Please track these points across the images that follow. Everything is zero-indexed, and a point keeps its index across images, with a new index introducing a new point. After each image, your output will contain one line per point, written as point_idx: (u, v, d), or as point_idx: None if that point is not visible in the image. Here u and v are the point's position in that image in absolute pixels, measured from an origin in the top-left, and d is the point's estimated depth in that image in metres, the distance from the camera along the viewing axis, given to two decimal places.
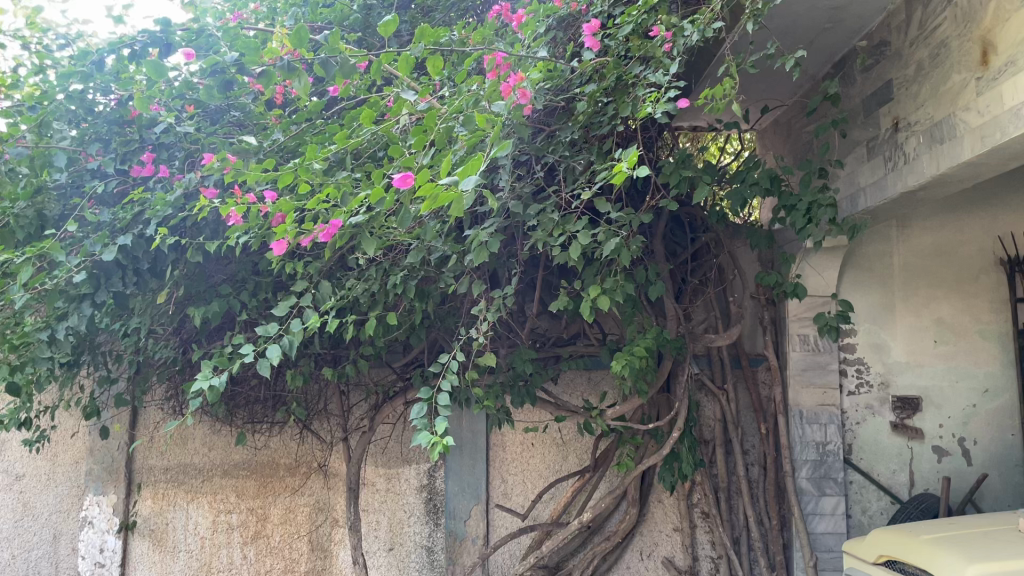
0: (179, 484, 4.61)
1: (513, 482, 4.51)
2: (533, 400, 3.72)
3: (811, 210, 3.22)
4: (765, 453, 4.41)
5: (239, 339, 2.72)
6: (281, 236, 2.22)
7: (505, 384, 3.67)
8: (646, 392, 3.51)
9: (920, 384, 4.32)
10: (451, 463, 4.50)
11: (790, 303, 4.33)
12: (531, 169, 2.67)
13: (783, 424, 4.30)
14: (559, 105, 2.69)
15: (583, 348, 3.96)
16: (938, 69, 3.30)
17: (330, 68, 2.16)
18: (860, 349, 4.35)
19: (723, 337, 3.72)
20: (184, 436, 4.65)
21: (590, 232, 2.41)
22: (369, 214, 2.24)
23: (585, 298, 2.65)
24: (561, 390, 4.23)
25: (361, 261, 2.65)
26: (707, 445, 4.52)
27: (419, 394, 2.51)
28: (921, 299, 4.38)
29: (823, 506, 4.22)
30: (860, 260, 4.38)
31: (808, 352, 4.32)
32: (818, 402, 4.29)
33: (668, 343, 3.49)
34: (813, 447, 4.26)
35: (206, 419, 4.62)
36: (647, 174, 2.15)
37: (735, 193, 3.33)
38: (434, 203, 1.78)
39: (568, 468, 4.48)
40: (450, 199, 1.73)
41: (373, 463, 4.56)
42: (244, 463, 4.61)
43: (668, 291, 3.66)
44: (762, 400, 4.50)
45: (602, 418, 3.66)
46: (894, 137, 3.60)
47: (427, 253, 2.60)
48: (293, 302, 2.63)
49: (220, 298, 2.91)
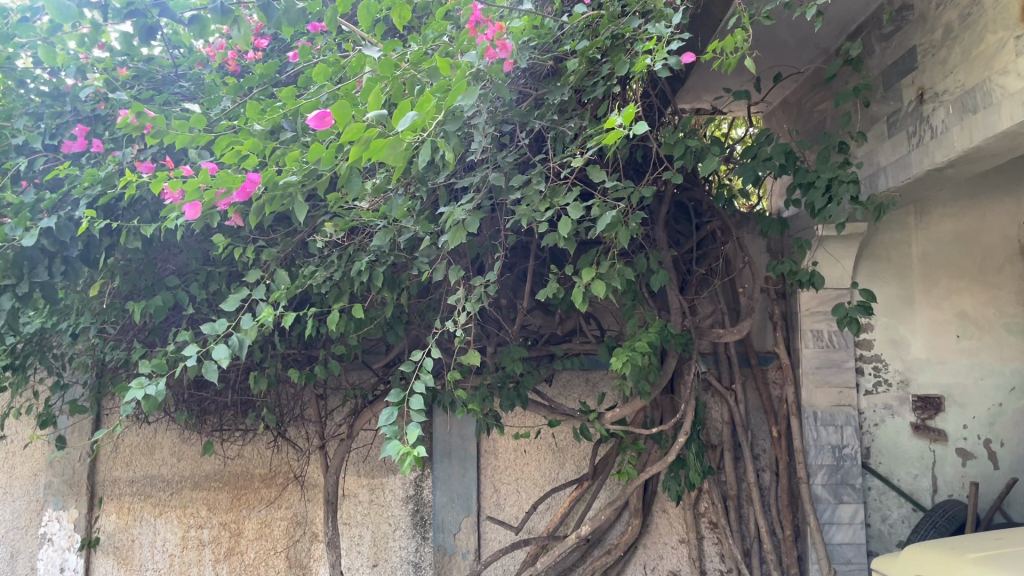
0: (146, 497, 4.28)
1: (506, 492, 4.16)
2: (524, 403, 3.37)
3: (831, 187, 2.87)
4: (777, 459, 4.07)
5: (184, 337, 2.38)
6: (191, 198, 1.92)
7: (493, 385, 3.34)
8: (648, 393, 3.17)
9: (943, 382, 3.98)
10: (439, 473, 4.15)
11: (803, 295, 3.99)
12: (515, 138, 2.34)
13: (796, 426, 3.95)
14: (547, 66, 2.36)
15: (579, 345, 3.61)
16: (968, 31, 2.97)
17: (274, 14, 1.86)
18: (878, 345, 4.01)
19: (731, 331, 3.38)
20: (152, 445, 4.33)
21: (582, 206, 2.07)
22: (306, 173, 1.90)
23: (577, 285, 2.31)
24: (557, 392, 3.90)
25: (321, 245, 2.31)
26: (714, 450, 4.18)
27: (389, 397, 2.13)
28: (942, 290, 4.05)
29: (841, 515, 3.87)
30: (876, 249, 4.04)
31: (822, 349, 3.98)
32: (833, 403, 3.94)
33: (672, 339, 3.14)
34: (829, 451, 3.91)
35: (175, 427, 4.31)
36: (643, 129, 1.86)
37: (746, 170, 2.98)
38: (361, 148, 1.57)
39: (566, 476, 4.13)
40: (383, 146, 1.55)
41: (355, 473, 4.23)
42: (215, 475, 4.27)
43: (671, 281, 3.31)
44: (772, 401, 4.16)
45: (600, 421, 3.32)
46: (918, 110, 3.26)
47: (396, 234, 2.27)
48: (245, 294, 2.27)
49: (167, 290, 2.63)
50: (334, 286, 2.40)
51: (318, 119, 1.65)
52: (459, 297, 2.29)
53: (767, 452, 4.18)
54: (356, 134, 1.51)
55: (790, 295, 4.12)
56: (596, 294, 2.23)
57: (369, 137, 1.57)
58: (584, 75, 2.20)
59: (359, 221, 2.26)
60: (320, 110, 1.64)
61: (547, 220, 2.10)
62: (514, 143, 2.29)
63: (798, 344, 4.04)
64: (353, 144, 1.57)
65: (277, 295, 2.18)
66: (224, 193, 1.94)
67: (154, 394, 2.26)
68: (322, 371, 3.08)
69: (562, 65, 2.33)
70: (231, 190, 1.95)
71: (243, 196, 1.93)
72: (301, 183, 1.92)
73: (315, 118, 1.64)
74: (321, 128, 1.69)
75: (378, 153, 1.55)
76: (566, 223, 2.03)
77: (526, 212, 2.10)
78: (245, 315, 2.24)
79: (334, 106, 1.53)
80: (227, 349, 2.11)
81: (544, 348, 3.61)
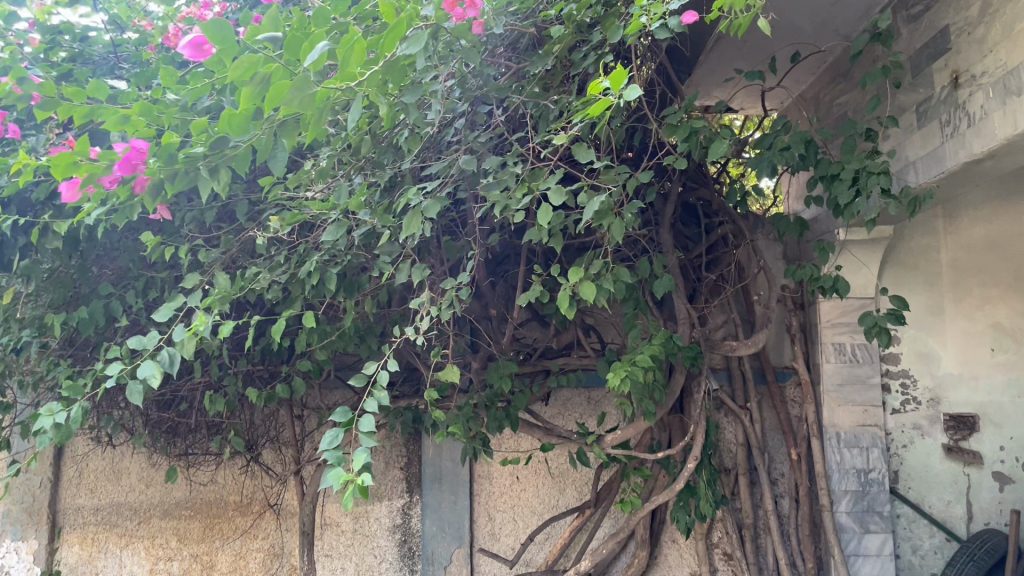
0: (112, 527, 3.95)
1: (501, 521, 3.78)
2: (515, 425, 3.03)
3: (858, 179, 2.52)
4: (796, 484, 3.70)
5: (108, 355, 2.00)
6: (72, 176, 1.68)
7: (480, 405, 3.01)
8: (653, 414, 2.81)
9: (977, 399, 3.61)
10: (428, 499, 3.81)
11: (823, 304, 3.64)
12: (492, 118, 2.01)
13: (817, 448, 3.58)
14: (530, 35, 2.03)
15: (577, 360, 3.27)
16: (1010, 3, 2.63)
17: None
18: (905, 359, 3.65)
19: (744, 345, 3.03)
20: (119, 470, 3.99)
21: (567, 192, 1.73)
22: (218, 148, 1.50)
23: (563, 288, 1.96)
24: (555, 412, 3.57)
25: (265, 241, 1.98)
26: (728, 474, 3.82)
27: (333, 415, 1.82)
28: (975, 300, 3.68)
29: (868, 546, 3.48)
30: (902, 256, 3.69)
31: (844, 364, 3.62)
32: (857, 423, 3.58)
33: (679, 352, 2.79)
34: (854, 475, 3.53)
35: (143, 450, 3.98)
36: (638, 95, 1.50)
37: (760, 162, 2.64)
38: (256, 90, 1.26)
39: (567, 503, 3.75)
40: (289, 85, 1.23)
41: (338, 500, 3.86)
42: (186, 502, 3.93)
43: (679, 288, 2.97)
44: (791, 420, 3.80)
45: (599, 445, 2.97)
46: (952, 96, 2.92)
47: (352, 229, 1.94)
48: (181, 303, 1.93)
49: (102, 299, 2.41)
50: (285, 290, 2.07)
51: (194, 49, 1.39)
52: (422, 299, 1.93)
53: (785, 477, 3.81)
54: (247, 69, 1.20)
55: (809, 306, 3.77)
56: (586, 298, 1.89)
57: (267, 76, 1.25)
58: (570, 41, 1.88)
59: (308, 215, 1.94)
60: (197, 37, 1.39)
61: (525, 210, 1.77)
62: (491, 123, 1.97)
63: (818, 358, 3.67)
64: (248, 83, 1.24)
65: (211, 299, 1.83)
66: (106, 167, 1.58)
67: (63, 422, 2.04)
68: (287, 389, 2.76)
69: (546, 35, 2.02)
70: (112, 164, 1.59)
71: (124, 168, 1.57)
72: (208, 159, 1.52)
73: (191, 47, 1.39)
74: (200, 60, 1.42)
75: (276, 97, 1.22)
76: (547, 211, 1.71)
77: (498, 198, 1.78)
78: (177, 325, 1.88)
79: (209, 27, 1.20)
80: (157, 366, 1.78)
81: (538, 363, 3.27)
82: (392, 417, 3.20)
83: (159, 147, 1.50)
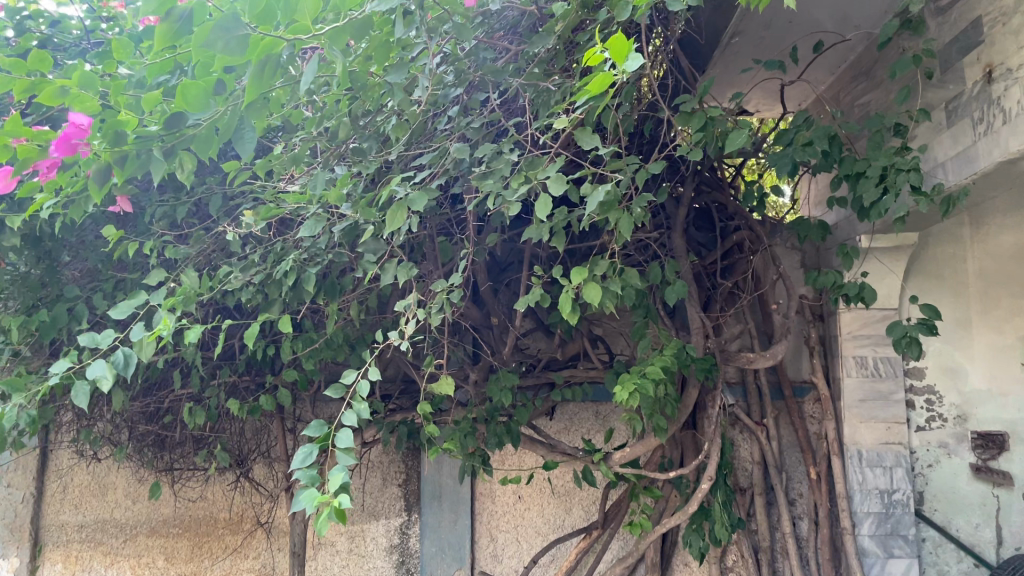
0: (97, 545, 3.75)
1: (503, 542, 3.57)
2: (517, 441, 2.83)
3: (887, 176, 2.33)
4: (815, 505, 3.48)
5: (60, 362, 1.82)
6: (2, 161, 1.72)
7: (479, 420, 2.82)
8: (664, 430, 2.61)
9: (1006, 417, 3.38)
10: (427, 519, 3.61)
11: (844, 315, 3.44)
12: (490, 105, 1.84)
13: (837, 467, 3.37)
14: (532, 14, 1.85)
15: (584, 373, 3.07)
16: None
17: None
18: (929, 374, 3.44)
19: (762, 357, 2.83)
20: (104, 485, 3.80)
21: (568, 181, 1.55)
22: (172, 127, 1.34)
23: (566, 290, 1.77)
24: (561, 427, 3.38)
25: (240, 237, 1.82)
26: (743, 494, 3.62)
27: (307, 430, 1.67)
28: (1004, 311, 3.46)
29: (892, 572, 3.26)
30: (925, 265, 3.49)
31: (866, 379, 3.41)
32: (880, 441, 3.37)
33: (693, 363, 2.59)
34: (878, 496, 3.31)
35: (130, 464, 3.79)
36: (640, 65, 1.30)
37: (780, 159, 2.45)
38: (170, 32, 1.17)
39: (573, 524, 3.52)
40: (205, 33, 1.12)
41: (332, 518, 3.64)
42: (175, 519, 3.73)
43: (691, 296, 2.77)
44: (810, 437, 3.59)
45: (606, 464, 2.77)
46: (985, 91, 2.71)
47: (333, 224, 1.76)
48: (143, 299, 1.82)
49: (67, 301, 2.28)
50: (260, 292, 1.89)
51: None
52: (408, 300, 1.75)
53: (804, 497, 3.60)
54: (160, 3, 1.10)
55: (828, 317, 3.57)
56: (590, 301, 1.70)
57: (187, 11, 1.16)
58: (574, 18, 1.69)
59: (286, 209, 1.77)
60: None
61: (522, 202, 1.58)
62: (487, 110, 1.79)
63: (838, 373, 3.46)
64: (165, 21, 1.15)
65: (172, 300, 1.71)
66: (44, 148, 1.57)
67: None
68: (273, 401, 2.57)
69: (549, 14, 1.84)
70: (50, 146, 1.57)
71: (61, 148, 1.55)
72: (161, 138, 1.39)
73: None
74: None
75: (198, 36, 1.10)
76: (545, 202, 1.53)
77: (492, 188, 1.60)
78: (136, 325, 1.78)
79: None
80: (107, 368, 1.70)
81: (542, 376, 3.08)
82: (386, 432, 3.01)
83: (105, 127, 1.35)
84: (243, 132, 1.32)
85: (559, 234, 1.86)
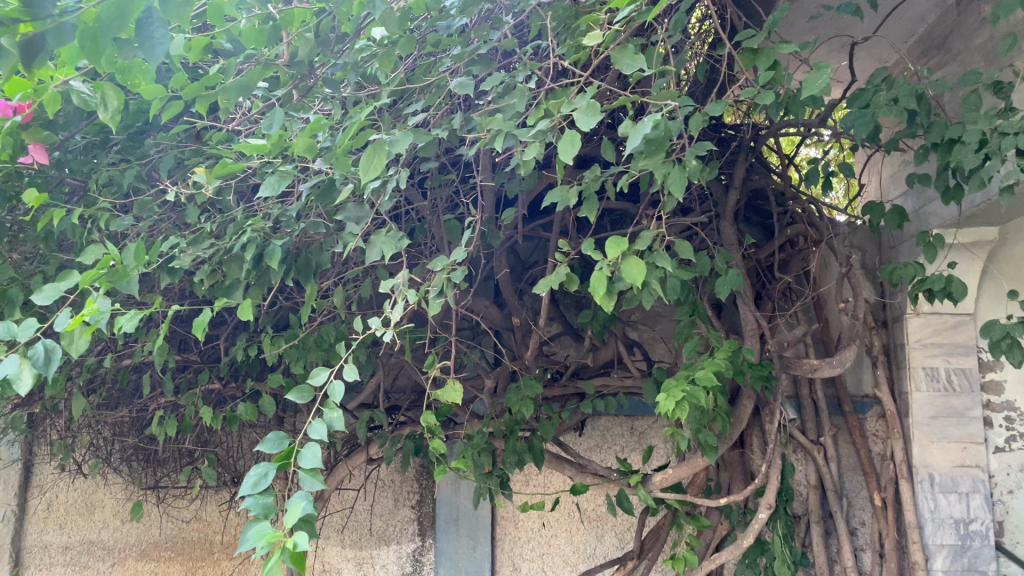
0: (81, 569, 3.36)
1: (527, 572, 3.15)
2: (540, 460, 2.43)
3: (989, 142, 1.91)
4: (880, 536, 3.03)
5: None
6: None
7: (495, 435, 2.44)
8: (713, 449, 2.19)
9: None
10: (442, 546, 3.19)
11: (913, 321, 3.00)
12: (504, 39, 1.48)
13: (907, 493, 2.92)
14: None
15: (618, 381, 2.68)
16: None
17: None
18: (1010, 389, 2.98)
19: (827, 367, 2.41)
20: (91, 503, 3.42)
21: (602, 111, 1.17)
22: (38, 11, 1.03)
23: (598, 267, 1.39)
24: (590, 445, 3.00)
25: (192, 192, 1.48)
26: (798, 522, 3.18)
27: (261, 447, 1.30)
28: None
29: None
30: (1005, 265, 3.03)
31: (938, 393, 2.96)
32: (955, 463, 2.91)
33: (746, 369, 2.18)
34: (953, 527, 2.86)
35: (119, 480, 3.42)
36: None
37: (855, 125, 2.04)
38: None
39: (605, 553, 3.12)
40: None
41: (338, 543, 3.27)
42: (167, 541, 3.35)
43: (744, 293, 2.36)
44: (874, 460, 3.15)
45: (644, 488, 2.36)
46: None
47: (297, 181, 1.40)
48: (73, 282, 1.43)
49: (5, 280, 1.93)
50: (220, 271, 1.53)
51: None
52: (396, 279, 1.39)
53: (867, 526, 3.15)
54: None
55: (894, 323, 3.13)
56: (630, 281, 1.32)
57: None
58: None
59: (245, 165, 1.43)
60: None
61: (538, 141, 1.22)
62: (498, 41, 1.43)
63: (904, 386, 3.02)
64: None
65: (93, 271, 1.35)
66: None
67: None
68: (254, 411, 2.20)
69: None
70: None
71: None
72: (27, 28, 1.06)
73: None
74: None
75: None
76: (572, 140, 1.15)
77: (502, 125, 1.27)
78: (62, 312, 1.41)
79: None
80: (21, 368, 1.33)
81: (569, 385, 2.69)
82: (392, 449, 2.64)
83: None
84: (150, 27, 1.06)
85: (589, 200, 1.49)
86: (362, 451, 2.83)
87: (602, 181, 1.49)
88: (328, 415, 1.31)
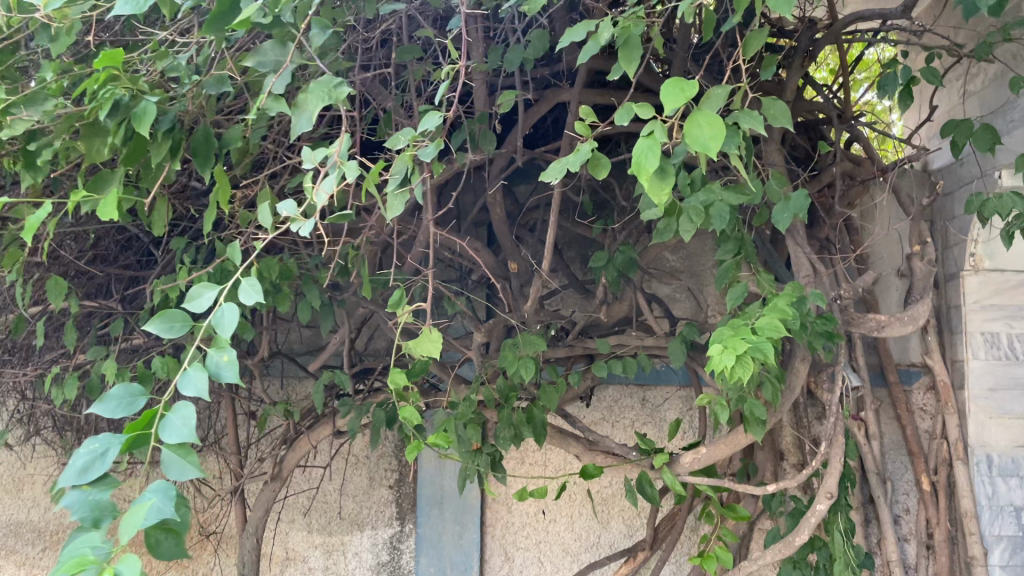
0: (5, 555, 2.85)
1: (522, 563, 2.70)
2: (544, 436, 1.96)
3: None
4: (925, 524, 2.49)
5: None
6: None
7: (487, 404, 1.98)
8: (763, 424, 1.72)
9: None
10: (424, 531, 2.72)
11: (973, 278, 2.42)
12: None
13: (962, 478, 2.40)
14: None
15: (637, 341, 2.19)
16: None
17: None
18: None
19: (899, 324, 1.92)
20: (19, 479, 2.90)
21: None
22: None
23: (652, 123, 0.95)
24: (596, 417, 2.54)
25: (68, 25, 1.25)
26: None
27: (111, 404, 0.94)
28: None
29: None
30: None
31: (996, 362, 2.41)
32: (1016, 442, 2.39)
33: (804, 325, 1.69)
34: (1014, 516, 2.35)
35: (50, 452, 2.90)
36: None
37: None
38: None
39: (612, 541, 2.67)
40: None
41: (306, 526, 2.79)
42: None
43: (796, 228, 1.88)
44: (920, 437, 2.56)
45: (672, 471, 1.90)
46: None
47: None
48: None
49: None
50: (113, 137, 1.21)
51: None
52: (328, 148, 1.05)
53: (912, 515, 2.56)
54: None
55: (942, 279, 2.54)
56: (699, 150, 0.91)
57: None
58: None
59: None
60: None
61: None
62: None
63: (958, 353, 2.46)
64: None
65: None
66: None
67: None
68: (174, 367, 1.72)
69: None
70: None
71: None
72: None
73: None
74: None
75: None
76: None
77: None
78: None
79: None
80: None
81: (576, 345, 2.21)
82: (356, 420, 2.18)
83: None
84: None
85: (627, 48, 1.11)
86: (327, 423, 2.37)
87: (643, 23, 1.11)
88: (212, 358, 0.94)
